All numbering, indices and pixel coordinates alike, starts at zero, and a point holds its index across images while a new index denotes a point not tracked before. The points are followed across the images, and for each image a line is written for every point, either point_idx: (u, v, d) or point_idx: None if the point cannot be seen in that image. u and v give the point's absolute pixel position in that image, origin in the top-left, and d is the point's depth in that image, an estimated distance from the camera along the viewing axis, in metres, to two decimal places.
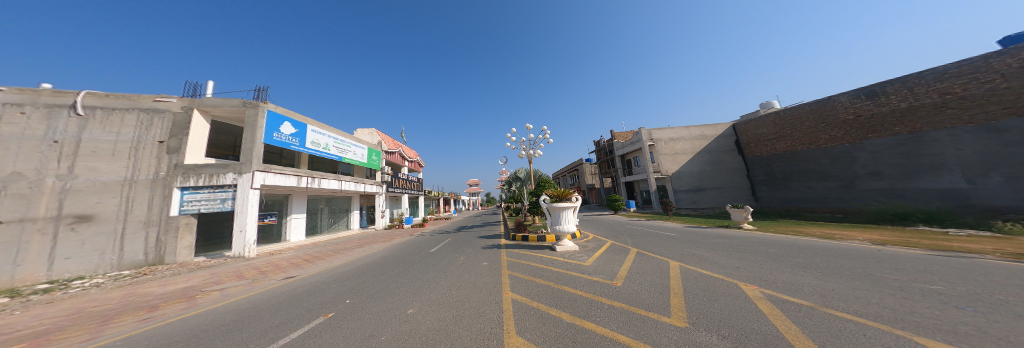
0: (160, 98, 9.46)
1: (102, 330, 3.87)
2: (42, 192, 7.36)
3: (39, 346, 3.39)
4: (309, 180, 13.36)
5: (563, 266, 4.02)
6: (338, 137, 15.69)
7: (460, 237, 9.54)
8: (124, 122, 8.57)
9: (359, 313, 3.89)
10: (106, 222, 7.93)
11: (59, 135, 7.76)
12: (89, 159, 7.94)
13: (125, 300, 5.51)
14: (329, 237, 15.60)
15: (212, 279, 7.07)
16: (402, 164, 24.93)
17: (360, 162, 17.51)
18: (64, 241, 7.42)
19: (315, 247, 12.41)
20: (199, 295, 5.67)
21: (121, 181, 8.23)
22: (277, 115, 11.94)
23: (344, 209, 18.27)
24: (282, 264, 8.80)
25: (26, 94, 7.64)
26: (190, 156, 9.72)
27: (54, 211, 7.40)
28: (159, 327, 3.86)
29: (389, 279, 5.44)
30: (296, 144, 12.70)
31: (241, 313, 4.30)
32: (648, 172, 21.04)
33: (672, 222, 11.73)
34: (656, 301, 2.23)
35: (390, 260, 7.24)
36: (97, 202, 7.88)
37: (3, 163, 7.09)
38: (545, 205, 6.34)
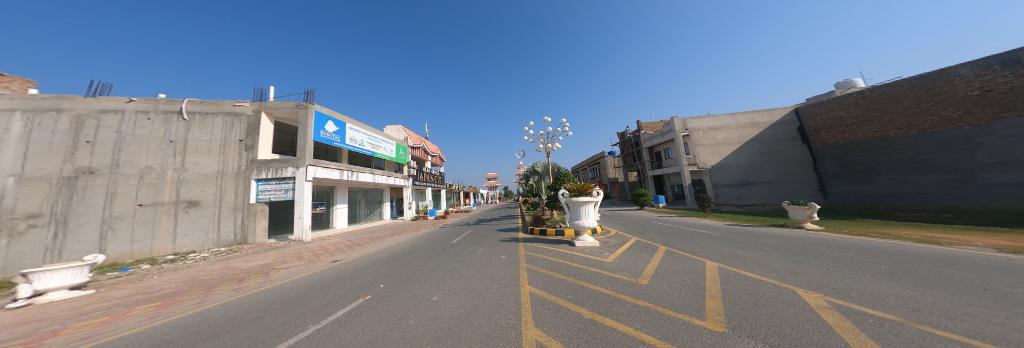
0: (239, 104, 11.01)
1: (207, 295, 4.65)
2: (165, 181, 9.17)
3: (168, 305, 4.17)
4: (349, 174, 14.55)
5: (584, 261, 3.91)
6: (370, 134, 16.76)
7: (482, 230, 9.76)
8: (215, 125, 10.25)
9: (392, 296, 4.16)
10: (208, 208, 9.65)
11: (173, 135, 9.53)
12: (194, 156, 9.71)
13: (223, 271, 6.59)
14: (367, 226, 16.98)
15: (281, 259, 8.10)
16: (426, 159, 26.08)
17: (390, 157, 18.63)
18: (181, 221, 9.19)
19: (353, 234, 13.56)
20: (271, 271, 6.53)
21: (216, 173, 9.92)
22: (323, 114, 13.14)
23: (378, 200, 19.69)
24: (331, 248, 9.76)
25: (151, 104, 9.48)
26: (262, 152, 11.06)
27: (174, 197, 9.20)
28: (244, 297, 4.51)
29: (417, 266, 5.76)
30: (338, 141, 13.89)
31: (302, 289, 4.86)
32: (682, 164, 19.45)
33: (711, 220, 10.76)
34: (689, 303, 2.06)
35: (417, 250, 7.62)
36: (201, 190, 9.62)
37: (139, 159, 8.93)
38: (562, 200, 6.15)
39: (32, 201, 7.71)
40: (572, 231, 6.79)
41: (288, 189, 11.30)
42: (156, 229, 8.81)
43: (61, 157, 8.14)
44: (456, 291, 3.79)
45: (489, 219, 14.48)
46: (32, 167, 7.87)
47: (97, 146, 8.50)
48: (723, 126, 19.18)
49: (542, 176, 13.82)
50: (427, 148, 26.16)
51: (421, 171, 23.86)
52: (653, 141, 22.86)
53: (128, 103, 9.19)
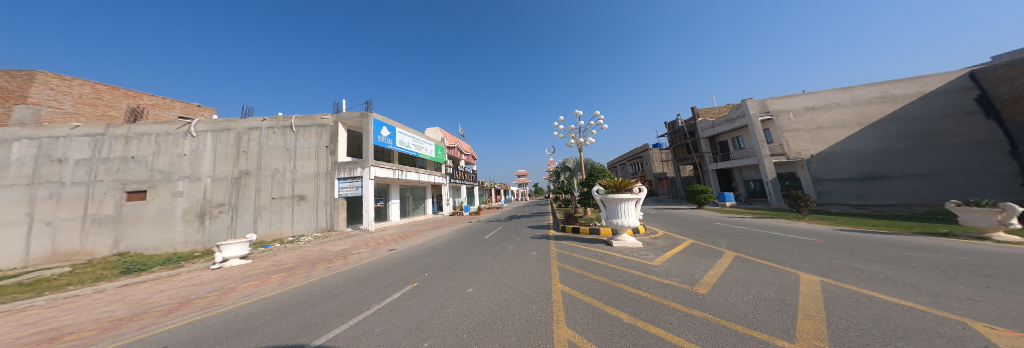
0: (324, 116, 13.42)
1: (310, 272, 5.69)
2: (285, 180, 12.20)
3: (290, 276, 5.42)
4: (399, 173, 16.18)
5: (622, 263, 3.59)
6: (414, 137, 18.13)
7: (515, 226, 9.88)
8: (311, 134, 12.97)
9: (435, 285, 4.43)
10: (312, 201, 12.19)
11: (290, 144, 12.71)
12: (302, 160, 12.61)
13: (317, 254, 8.02)
14: (415, 220, 18.60)
15: (355, 245, 9.43)
16: (461, 158, 27.34)
17: (431, 156, 19.95)
18: (297, 210, 11.99)
19: (404, 226, 14.94)
20: (347, 256, 7.62)
21: (314, 174, 12.51)
22: (379, 121, 14.78)
23: (422, 196, 21.35)
24: (388, 238, 10.94)
25: (276, 123, 12.82)
26: (341, 155, 13.12)
27: (291, 192, 12.15)
28: (338, 274, 5.52)
29: (454, 259, 6.02)
30: (391, 144, 15.56)
31: (368, 271, 5.62)
32: (761, 156, 16.02)
33: (799, 223, 8.89)
34: (770, 319, 1.71)
35: (457, 242, 8.04)
36: (307, 187, 12.30)
37: (275, 163, 12.35)
38: (598, 197, 5.73)
39: (219, 194, 11.73)
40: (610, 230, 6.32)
41: (359, 186, 13.02)
42: (284, 217, 11.88)
43: (232, 163, 12.06)
44: (486, 285, 3.85)
45: (524, 216, 14.44)
46: (218, 171, 11.93)
47: (250, 154, 12.25)
48: (832, 104, 15.33)
49: (573, 172, 13.16)
50: (462, 148, 27.42)
51: (457, 170, 25.12)
52: (720, 129, 19.80)
53: (263, 122, 12.75)
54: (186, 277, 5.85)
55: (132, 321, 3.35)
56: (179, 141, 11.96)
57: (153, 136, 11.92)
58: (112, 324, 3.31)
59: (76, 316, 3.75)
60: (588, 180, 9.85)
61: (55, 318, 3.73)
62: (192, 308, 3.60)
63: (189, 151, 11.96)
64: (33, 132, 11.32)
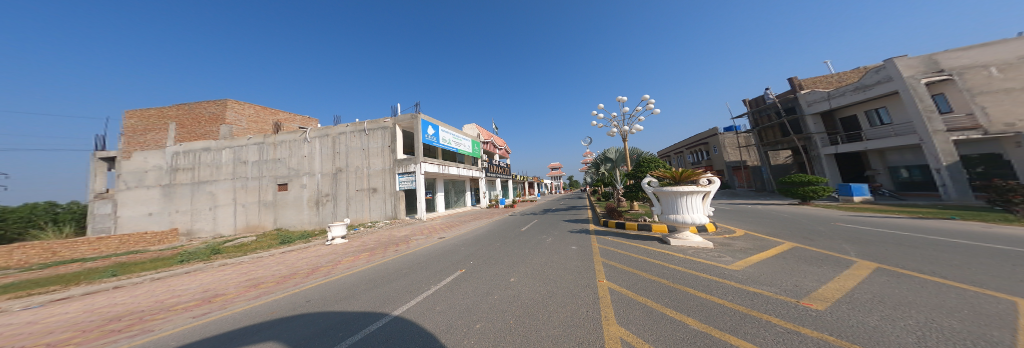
0: (384, 121, 15.87)
1: (381, 256, 7.04)
2: (365, 175, 15.16)
3: (374, 257, 6.94)
4: (443, 167, 17.72)
5: (683, 264, 3.20)
6: (453, 133, 19.15)
7: (552, 219, 9.82)
8: (379, 136, 15.54)
9: (479, 273, 4.61)
10: (380, 193, 14.98)
11: (367, 145, 15.55)
12: (374, 158, 15.41)
13: (380, 240, 9.63)
14: (457, 211, 19.76)
15: (412, 232, 10.87)
16: (496, 152, 28.00)
17: (468, 152, 20.79)
18: (373, 200, 14.97)
19: (450, 217, 16.01)
20: (404, 242, 8.93)
21: (385, 170, 15.14)
22: (426, 122, 16.44)
23: (463, 189, 22.53)
24: (433, 227, 11.97)
25: (354, 128, 15.81)
26: (398, 153, 15.30)
27: (369, 185, 15.19)
28: (405, 256, 6.71)
29: (495, 249, 6.16)
30: (435, 142, 17.16)
31: (421, 259, 6.20)
32: (943, 135, 11.75)
33: (960, 223, 6.62)
34: (922, 344, 1.29)
35: (496, 233, 8.35)
36: (380, 182, 15.14)
37: (359, 161, 15.32)
38: (651, 190, 5.26)
39: (326, 187, 15.35)
40: (665, 227, 5.71)
41: (412, 180, 15.12)
42: (365, 206, 15.01)
43: (331, 163, 15.46)
44: (525, 275, 3.92)
45: (564, 209, 14.16)
46: (324, 168, 15.41)
47: (342, 155, 15.33)
48: None
49: (615, 163, 12.26)
50: (496, 142, 27.98)
51: (492, 163, 25.76)
52: (846, 99, 15.10)
53: (347, 128, 15.75)
54: (313, 249, 8.23)
55: (290, 278, 5.08)
56: (298, 147, 15.74)
57: (284, 144, 15.86)
58: (281, 278, 5.13)
59: (264, 272, 5.70)
60: (636, 170, 9.14)
61: (253, 271, 5.83)
62: (319, 272, 5.27)
63: (307, 153, 15.60)
64: (231, 143, 16.35)
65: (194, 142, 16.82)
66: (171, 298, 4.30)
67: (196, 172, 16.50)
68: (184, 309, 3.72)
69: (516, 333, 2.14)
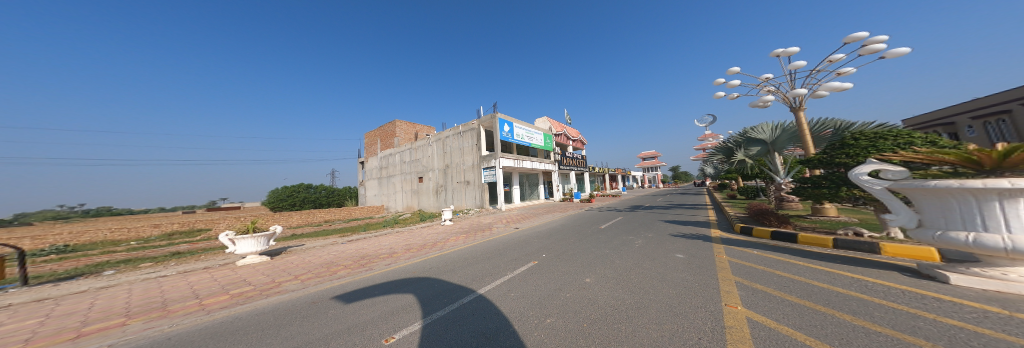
0: (472, 122, 18.58)
1: (476, 237, 8.34)
2: (463, 170, 18.67)
3: (471, 238, 8.27)
4: (518, 162, 18.60)
5: (904, 300, 1.90)
6: (525, 128, 19.65)
7: (645, 218, 8.56)
8: (469, 137, 18.47)
9: (554, 267, 4.50)
10: (472, 185, 17.93)
11: (462, 145, 18.96)
12: (466, 155, 18.53)
13: (469, 225, 11.39)
14: (531, 203, 20.31)
15: (496, 220, 12.28)
16: (569, 144, 27.02)
17: (541, 146, 20.98)
18: (468, 191, 18.11)
19: (524, 209, 16.71)
20: (490, 227, 10.19)
21: (474, 166, 17.88)
22: (502, 120, 17.68)
23: (536, 182, 22.90)
24: (512, 217, 12.72)
25: (453, 131, 19.55)
26: (482, 150, 17.66)
27: (466, 179, 18.41)
28: (495, 239, 7.79)
29: (569, 245, 5.92)
30: (509, 138, 18.05)
31: (501, 246, 6.68)
32: None
33: None
34: None
35: (576, 226, 8.19)
36: (471, 176, 18.01)
37: (458, 158, 19.07)
38: (881, 186, 3.17)
39: (439, 180, 20.21)
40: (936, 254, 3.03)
41: (493, 174, 16.89)
42: (462, 196, 18.44)
43: (442, 160, 20.14)
44: (607, 279, 3.46)
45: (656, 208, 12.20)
46: (438, 164, 20.36)
47: (448, 154, 19.72)
48: None
49: (767, 146, 8.97)
50: (570, 133, 26.91)
51: (567, 156, 24.99)
52: None
53: (449, 132, 19.86)
54: (433, 227, 11.22)
55: (414, 251, 7.00)
56: (424, 149, 21.53)
57: (417, 148, 22.11)
58: (410, 249, 7.24)
59: (414, 241, 8.57)
60: (835, 152, 5.15)
61: (406, 239, 8.89)
62: (435, 247, 7.15)
63: (429, 155, 21.07)
64: (394, 150, 24.64)
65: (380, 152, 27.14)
66: (378, 250, 7.43)
67: (381, 170, 26.23)
68: (364, 266, 5.64)
69: (591, 339, 1.89)
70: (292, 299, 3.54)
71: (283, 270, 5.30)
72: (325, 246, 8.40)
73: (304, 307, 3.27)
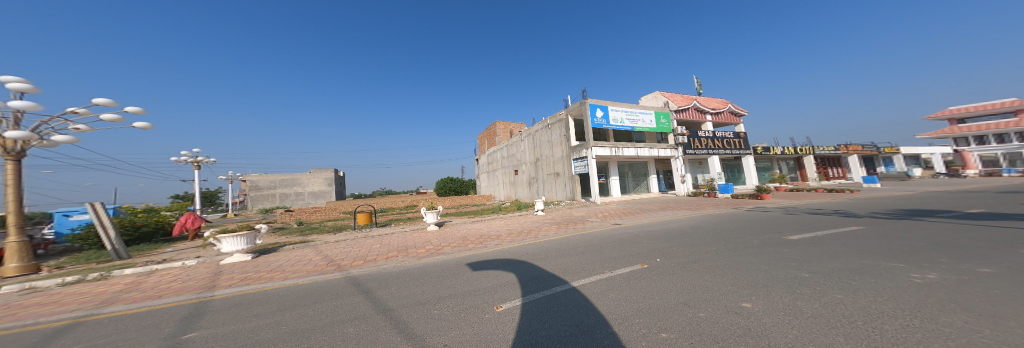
0: (560, 113, 17.88)
1: (574, 229, 7.91)
2: (552, 162, 18.43)
3: (568, 229, 7.94)
4: (616, 150, 16.41)
5: None
6: (626, 109, 17.03)
7: (925, 236, 4.60)
8: (557, 128, 17.89)
9: (678, 276, 3.39)
10: (562, 177, 17.43)
11: (550, 137, 18.66)
12: (555, 147, 18.09)
13: (563, 216, 11.16)
14: (636, 197, 17.53)
15: (592, 213, 11.35)
16: (698, 119, 20.91)
17: (648, 128, 17.62)
18: (558, 182, 17.72)
19: (625, 203, 14.67)
20: (586, 221, 9.40)
21: (563, 157, 17.23)
22: (593, 105, 16.04)
23: (644, 173, 19.38)
24: (612, 212, 11.31)
25: (542, 125, 19.55)
26: (572, 141, 16.65)
27: (555, 170, 18.08)
28: (595, 232, 7.08)
29: (703, 254, 4.35)
30: (604, 123, 16.20)
31: (607, 241, 5.90)
32: None
33: None
34: None
35: (725, 230, 5.99)
36: (561, 167, 17.44)
37: (547, 151, 19.00)
38: None
39: (531, 172, 20.93)
40: None
41: (585, 165, 15.66)
42: (553, 187, 18.30)
43: (532, 154, 20.70)
44: (816, 320, 1.92)
45: (896, 216, 7.15)
46: (529, 157, 21.11)
47: (538, 148, 19.98)
48: None
49: None
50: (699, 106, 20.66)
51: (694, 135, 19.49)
52: None
53: (538, 126, 20.00)
54: (528, 216, 11.63)
55: (514, 236, 7.41)
56: (517, 145, 22.91)
57: (513, 143, 23.78)
58: (511, 234, 7.73)
59: (513, 226, 9.18)
60: None
61: (507, 225, 9.63)
62: (531, 235, 7.30)
63: (522, 149, 22.16)
64: (495, 147, 27.81)
65: (486, 150, 31.41)
66: (484, 232, 8.42)
67: (487, 165, 30.29)
68: (470, 246, 6.41)
69: None
70: (445, 261, 5.19)
71: (423, 244, 7.12)
72: (450, 225, 10.50)
73: (450, 266, 4.74)
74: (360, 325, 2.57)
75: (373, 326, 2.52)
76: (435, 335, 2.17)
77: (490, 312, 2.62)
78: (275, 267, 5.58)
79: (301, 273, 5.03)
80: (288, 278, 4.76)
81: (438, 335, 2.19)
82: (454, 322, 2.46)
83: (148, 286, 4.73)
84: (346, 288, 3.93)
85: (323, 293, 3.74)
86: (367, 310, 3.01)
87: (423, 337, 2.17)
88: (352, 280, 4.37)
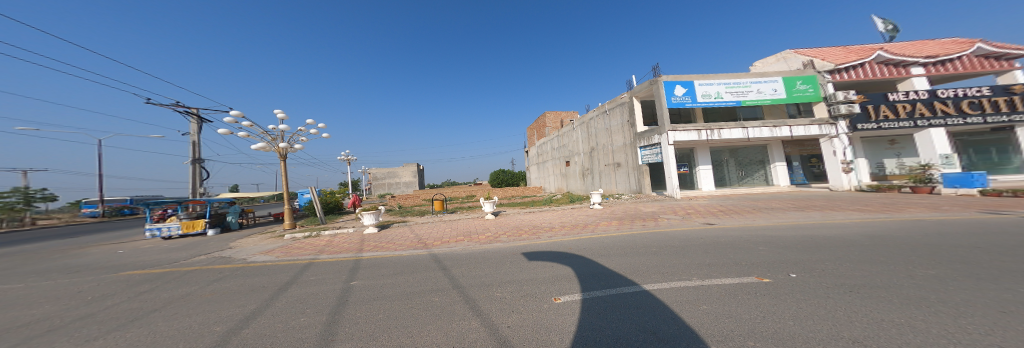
0: (622, 96, 15.73)
1: (641, 225, 7.04)
2: (611, 151, 16.66)
3: (639, 225, 7.14)
4: (708, 132, 13.28)
5: None
6: (738, 80, 13.56)
7: None
8: (617, 114, 15.89)
9: (822, 295, 2.33)
10: (624, 167, 15.55)
11: (609, 124, 16.75)
12: (616, 135, 16.13)
13: (633, 210, 9.97)
14: (741, 190, 14.51)
15: (667, 209, 9.75)
16: (884, 75, 14.33)
17: (762, 101, 13.43)
18: (619, 174, 15.94)
19: (717, 198, 11.87)
20: (662, 218, 8.04)
21: (626, 145, 15.30)
22: (669, 82, 13.43)
23: (758, 160, 15.69)
24: (706, 209, 9.29)
25: (598, 111, 17.71)
26: (639, 126, 14.43)
27: (615, 161, 16.30)
28: (674, 231, 6.09)
29: (868, 274, 2.94)
30: (690, 101, 13.29)
31: (692, 243, 4.89)
32: None
33: None
34: None
35: (911, 246, 3.99)
36: (623, 156, 15.56)
37: (604, 139, 17.19)
38: None
39: (586, 163, 19.46)
40: None
41: (658, 152, 13.44)
42: (613, 179, 16.59)
43: (587, 143, 19.15)
44: None
45: None
46: (583, 147, 19.69)
47: (594, 137, 18.29)
48: None
49: None
50: (884, 56, 14.23)
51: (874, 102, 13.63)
52: None
53: (594, 113, 18.18)
54: (584, 209, 10.96)
55: (574, 228, 7.13)
56: (569, 134, 21.59)
57: (564, 133, 22.44)
58: (572, 227, 7.41)
59: (567, 219, 8.83)
60: None
61: (563, 217, 9.38)
62: (589, 229, 6.83)
63: (575, 139, 20.75)
64: (546, 138, 27.02)
65: (535, 142, 30.94)
66: (541, 222, 8.45)
67: (537, 156, 29.80)
68: (530, 235, 6.60)
69: None
70: (502, 248, 5.47)
71: (484, 231, 7.76)
72: (511, 214, 11.07)
73: (507, 254, 4.98)
74: (441, 296, 2.97)
75: (451, 298, 2.88)
76: (499, 316, 2.27)
77: (548, 303, 2.54)
78: (390, 240, 7.23)
79: (402, 246, 6.30)
80: (397, 249, 6.06)
81: (502, 316, 2.27)
82: (515, 306, 2.53)
83: (330, 243, 7.04)
84: (429, 264, 4.66)
85: (415, 266, 4.53)
86: (443, 285, 3.46)
87: (488, 316, 2.31)
88: (435, 258, 5.13)
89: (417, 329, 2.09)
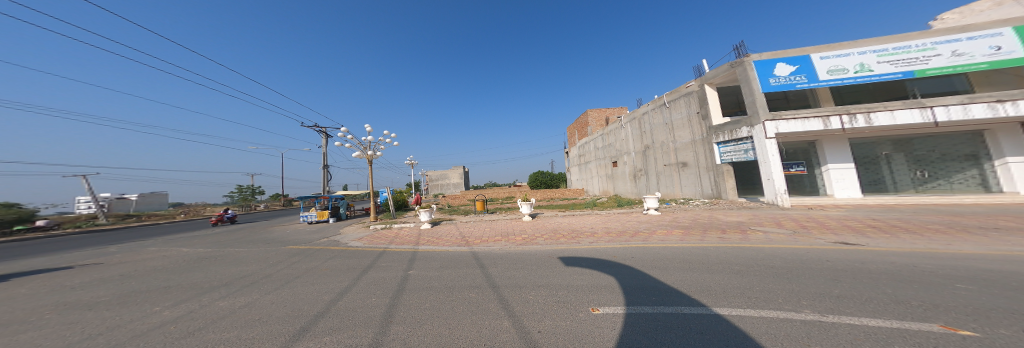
0: (689, 85, 13.82)
1: (709, 237, 6.05)
2: (672, 150, 14.80)
3: (706, 236, 6.20)
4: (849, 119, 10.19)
5: None
6: (913, 43, 10.25)
7: None
8: (682, 105, 14.01)
9: None
10: (693, 168, 13.67)
11: (669, 119, 14.87)
12: (680, 130, 14.24)
13: (709, 219, 8.56)
14: (918, 196, 10.92)
15: (757, 220, 8.05)
16: None
17: (939, 70, 9.81)
18: (686, 175, 14.07)
19: (855, 208, 9.29)
20: (748, 231, 6.63)
21: (695, 142, 13.41)
22: (765, 61, 11.21)
23: (962, 155, 11.63)
24: (832, 223, 7.30)
25: (655, 104, 15.87)
26: (716, 118, 12.38)
27: (679, 160, 14.43)
28: (757, 247, 5.02)
29: None
30: (803, 82, 10.60)
31: (787, 263, 3.93)
32: None
33: None
34: None
35: None
36: (691, 154, 13.69)
37: (663, 136, 15.35)
38: None
39: (639, 163, 17.71)
40: None
41: (747, 148, 11.26)
42: (676, 181, 14.75)
43: (640, 141, 17.40)
44: None
45: None
46: (635, 146, 18.00)
47: (649, 134, 16.50)
48: None
49: None
50: None
51: None
52: None
53: (649, 107, 16.39)
54: (634, 215, 10.01)
55: (626, 235, 6.56)
56: (617, 132, 20.01)
57: (611, 132, 20.89)
58: (621, 233, 6.84)
59: (613, 224, 8.18)
60: None
61: (609, 222, 8.75)
62: (640, 237, 6.17)
63: (624, 137, 19.10)
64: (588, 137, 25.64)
65: (576, 142, 29.68)
66: (583, 226, 8.06)
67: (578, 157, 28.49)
68: (577, 239, 6.34)
69: None
70: (538, 251, 5.40)
71: (520, 232, 7.84)
72: (554, 217, 10.82)
73: (543, 257, 4.91)
74: (476, 293, 3.13)
75: (482, 296, 3.01)
76: (531, 320, 2.24)
77: (584, 312, 2.41)
78: (438, 236, 7.92)
79: (449, 243, 6.85)
80: (442, 245, 6.64)
81: (534, 321, 2.25)
82: (546, 312, 2.47)
83: (398, 236, 8.13)
84: (468, 261, 4.94)
85: (455, 263, 4.80)
86: (478, 282, 3.63)
87: (521, 317, 2.33)
88: (474, 256, 5.37)
89: (455, 322, 2.24)
